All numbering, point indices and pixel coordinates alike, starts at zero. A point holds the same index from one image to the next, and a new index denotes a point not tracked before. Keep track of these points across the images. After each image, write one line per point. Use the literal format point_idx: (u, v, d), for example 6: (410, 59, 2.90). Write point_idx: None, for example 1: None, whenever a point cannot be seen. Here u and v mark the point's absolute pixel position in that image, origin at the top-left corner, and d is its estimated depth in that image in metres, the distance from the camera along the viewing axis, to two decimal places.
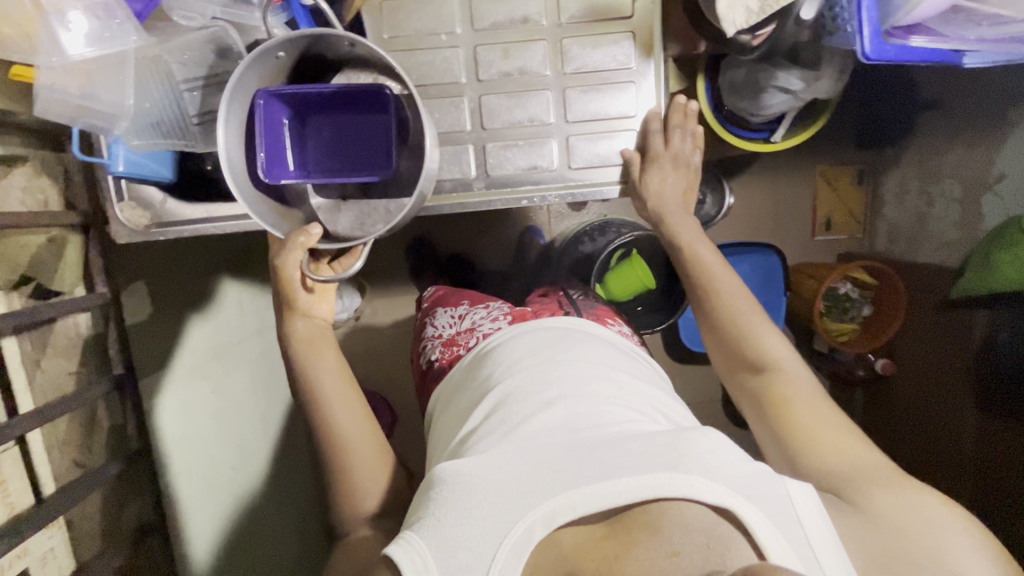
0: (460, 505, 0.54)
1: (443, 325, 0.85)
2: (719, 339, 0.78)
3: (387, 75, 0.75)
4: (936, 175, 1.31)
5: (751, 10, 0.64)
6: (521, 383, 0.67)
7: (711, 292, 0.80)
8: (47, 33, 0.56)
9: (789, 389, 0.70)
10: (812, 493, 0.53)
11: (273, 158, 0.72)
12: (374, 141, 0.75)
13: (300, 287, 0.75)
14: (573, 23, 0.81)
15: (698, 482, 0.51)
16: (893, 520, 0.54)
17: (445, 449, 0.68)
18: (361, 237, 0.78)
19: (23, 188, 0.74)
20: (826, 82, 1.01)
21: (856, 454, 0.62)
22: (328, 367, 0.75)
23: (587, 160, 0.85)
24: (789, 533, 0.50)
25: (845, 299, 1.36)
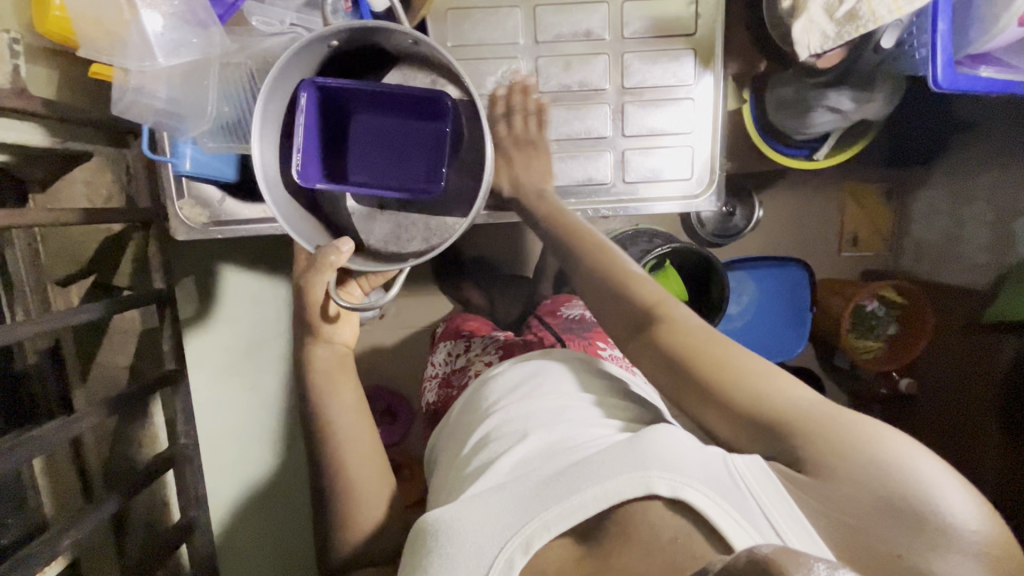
0: (441, 550, 0.52)
1: (443, 361, 0.95)
2: (605, 301, 0.67)
3: (449, 79, 0.73)
4: (970, 198, 1.31)
5: (827, 35, 0.63)
6: (504, 422, 0.67)
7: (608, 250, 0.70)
8: (139, 36, 0.59)
9: (687, 340, 0.59)
10: (760, 462, 0.51)
11: (310, 157, 0.70)
12: (421, 148, 0.73)
13: (321, 314, 0.74)
14: (636, 38, 0.81)
15: (655, 476, 0.50)
16: (842, 474, 0.48)
17: (442, 485, 0.69)
18: (394, 251, 0.76)
19: (85, 183, 0.76)
20: (875, 105, 1.00)
21: (790, 401, 0.53)
22: (343, 402, 0.75)
23: (642, 175, 0.84)
24: (748, 512, 0.48)
25: (871, 316, 1.34)
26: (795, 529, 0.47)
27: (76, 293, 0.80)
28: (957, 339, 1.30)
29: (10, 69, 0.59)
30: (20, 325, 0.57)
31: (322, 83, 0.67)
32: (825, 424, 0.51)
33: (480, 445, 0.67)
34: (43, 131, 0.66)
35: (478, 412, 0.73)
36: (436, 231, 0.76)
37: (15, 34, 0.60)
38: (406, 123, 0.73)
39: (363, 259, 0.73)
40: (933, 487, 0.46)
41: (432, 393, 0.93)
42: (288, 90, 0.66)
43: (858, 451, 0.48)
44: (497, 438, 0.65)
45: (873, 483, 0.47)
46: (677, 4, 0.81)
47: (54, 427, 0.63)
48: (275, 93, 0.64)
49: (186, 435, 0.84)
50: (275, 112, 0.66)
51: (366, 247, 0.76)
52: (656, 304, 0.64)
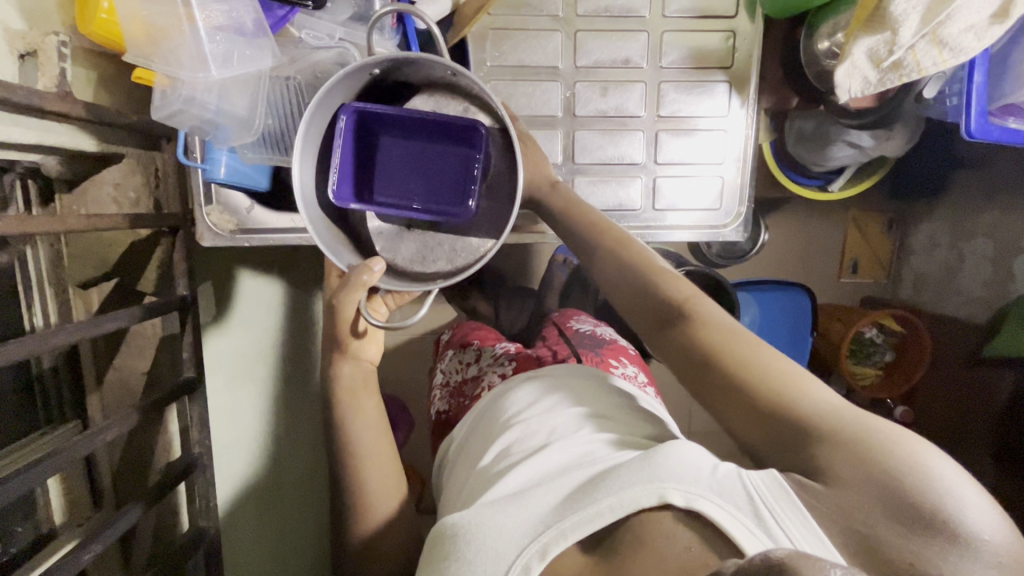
0: (461, 555, 0.53)
1: (450, 372, 0.92)
2: (630, 292, 0.66)
3: (481, 108, 0.73)
4: (970, 234, 1.29)
5: (869, 82, 0.64)
6: (522, 433, 0.67)
7: (636, 250, 0.68)
8: (194, 48, 0.58)
9: (714, 337, 0.58)
10: (774, 474, 0.48)
11: (345, 176, 0.70)
12: (449, 173, 0.73)
13: (351, 329, 0.74)
14: (673, 68, 0.82)
15: (669, 487, 0.49)
16: (859, 483, 0.45)
17: (459, 496, 0.68)
18: (421, 272, 0.75)
19: (115, 185, 0.74)
20: (895, 143, 1.02)
21: (811, 401, 0.51)
22: (367, 417, 0.75)
23: (670, 203, 0.85)
24: (765, 522, 0.45)
25: (870, 345, 1.36)
26: (807, 533, 0.44)
27: (98, 296, 0.78)
28: (953, 369, 1.32)
29: (57, 71, 0.58)
30: (51, 336, 0.57)
31: (362, 108, 0.67)
32: (839, 427, 0.48)
33: (501, 456, 0.66)
34: (80, 132, 0.65)
35: (498, 424, 0.71)
36: (461, 252, 0.75)
37: (63, 36, 0.59)
38: (435, 148, 0.73)
39: (391, 279, 0.72)
40: (955, 497, 0.42)
41: (441, 401, 0.91)
42: (328, 112, 0.66)
43: (865, 459, 0.45)
44: (518, 450, 0.65)
45: (885, 489, 0.44)
46: (716, 38, 0.82)
47: (78, 440, 0.62)
48: (317, 115, 0.64)
49: (200, 445, 0.82)
50: (315, 131, 0.66)
51: (393, 266, 0.75)
52: (685, 300, 0.62)
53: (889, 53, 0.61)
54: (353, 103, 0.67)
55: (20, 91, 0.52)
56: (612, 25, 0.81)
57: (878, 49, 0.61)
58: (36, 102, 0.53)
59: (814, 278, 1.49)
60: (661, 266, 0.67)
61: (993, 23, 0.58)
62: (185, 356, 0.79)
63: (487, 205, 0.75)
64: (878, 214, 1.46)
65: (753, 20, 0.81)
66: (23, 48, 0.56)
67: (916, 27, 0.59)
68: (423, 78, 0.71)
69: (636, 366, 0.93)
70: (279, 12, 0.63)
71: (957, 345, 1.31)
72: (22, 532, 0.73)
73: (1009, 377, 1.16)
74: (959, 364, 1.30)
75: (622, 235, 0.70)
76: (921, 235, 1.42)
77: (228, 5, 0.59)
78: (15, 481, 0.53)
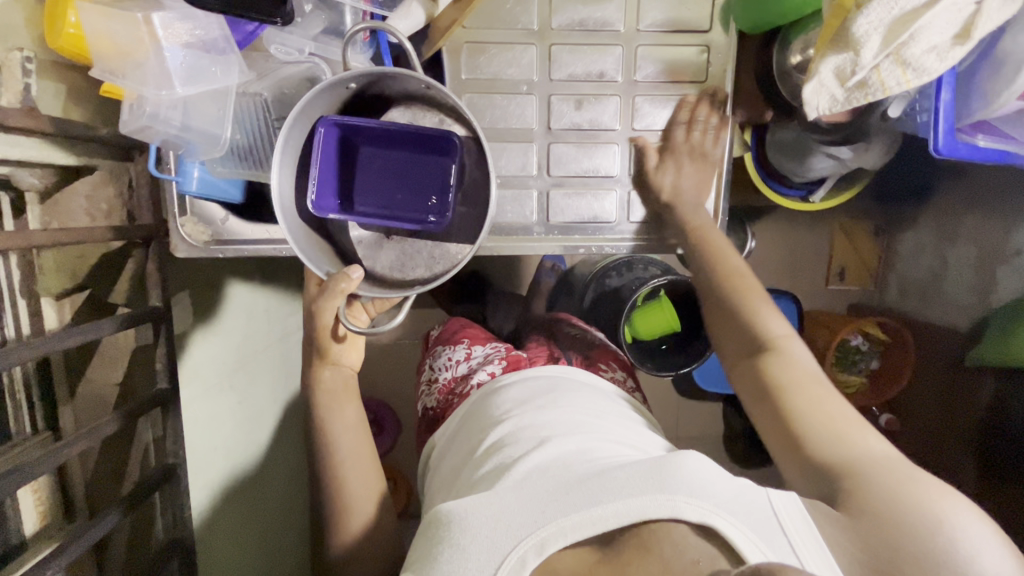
0: (456, 542, 0.54)
1: (441, 368, 0.91)
2: (727, 320, 0.75)
3: (456, 118, 0.72)
4: (953, 240, 1.28)
5: (836, 99, 0.64)
6: (519, 425, 0.67)
7: (730, 285, 0.77)
8: (157, 63, 0.59)
9: (790, 375, 0.68)
10: (796, 501, 0.55)
11: (325, 187, 0.70)
12: (427, 182, 0.72)
13: (331, 336, 0.74)
14: (648, 82, 0.83)
15: (681, 500, 0.52)
16: (880, 522, 0.54)
17: (449, 489, 0.69)
18: (400, 281, 0.74)
19: (87, 196, 0.73)
20: (875, 154, 1.02)
21: (863, 449, 0.61)
22: (347, 421, 0.75)
23: (648, 216, 0.85)
24: (770, 539, 0.51)
25: (855, 351, 1.35)
26: (818, 558, 0.51)
27: (71, 306, 0.78)
28: (937, 376, 1.32)
29: (22, 86, 0.59)
30: (17, 350, 0.57)
31: (340, 122, 0.68)
32: (887, 474, 0.58)
33: (494, 448, 0.67)
34: (49, 145, 0.65)
35: (490, 416, 0.72)
36: (439, 259, 0.75)
37: (27, 52, 0.60)
38: (413, 159, 0.73)
39: (370, 286, 0.72)
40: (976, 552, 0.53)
41: (431, 398, 0.90)
42: (305, 124, 0.67)
43: (905, 504, 0.55)
44: (512, 439, 0.66)
45: (901, 530, 0.53)
46: (691, 52, 0.82)
47: (45, 453, 0.62)
48: (293, 128, 0.64)
49: (175, 454, 0.82)
50: (294, 144, 0.67)
51: (372, 274, 0.74)
52: (772, 339, 0.72)
53: (854, 73, 0.61)
54: (330, 115, 0.68)
55: None
56: (587, 38, 0.82)
57: (844, 67, 0.62)
58: None
59: (799, 286, 1.49)
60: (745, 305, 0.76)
61: (954, 44, 0.59)
62: (158, 366, 0.79)
63: (462, 214, 0.74)
64: (865, 221, 1.46)
65: (727, 34, 0.81)
66: None
67: (878, 47, 0.59)
68: (397, 91, 0.71)
69: (625, 371, 0.93)
70: (247, 27, 0.64)
71: (941, 354, 1.31)
72: None
73: (991, 384, 1.16)
74: (942, 371, 1.30)
75: (721, 265, 0.78)
76: (907, 243, 1.41)
77: (193, 22, 0.60)
78: None
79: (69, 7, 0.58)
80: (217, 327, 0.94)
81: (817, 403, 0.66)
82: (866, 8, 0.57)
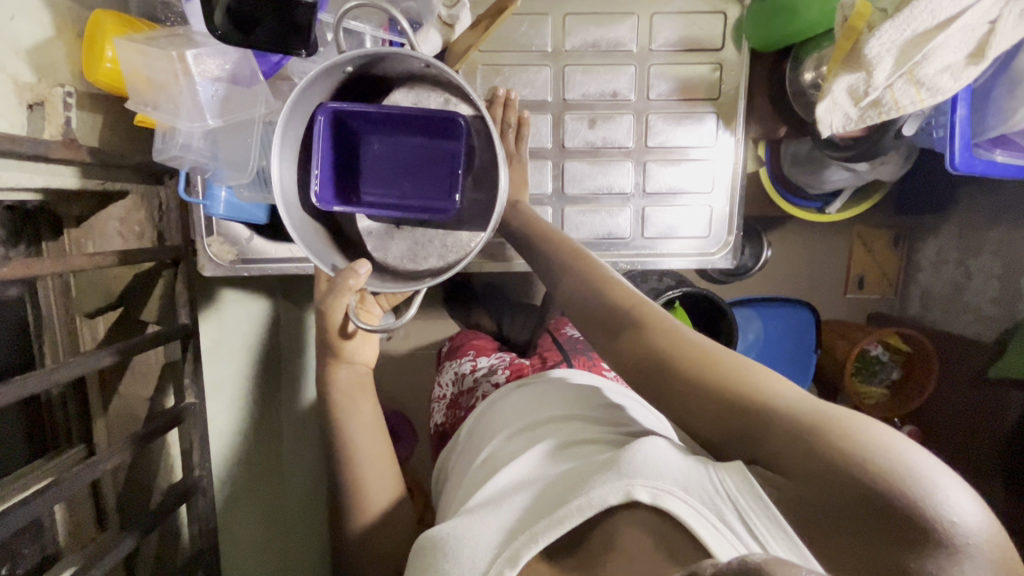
0: (441, 565, 0.54)
1: (448, 384, 0.93)
2: (589, 296, 0.64)
3: (462, 98, 0.70)
4: (977, 250, 1.26)
5: (850, 117, 0.65)
6: (507, 443, 0.67)
7: (590, 261, 0.69)
8: (191, 98, 0.62)
9: (666, 341, 0.56)
10: (741, 466, 0.45)
11: (325, 178, 0.67)
12: (433, 168, 0.70)
13: (341, 333, 0.73)
14: (661, 99, 0.84)
15: (636, 485, 0.47)
16: (812, 471, 0.41)
17: (452, 501, 0.69)
18: (412, 272, 0.72)
19: (121, 220, 0.77)
20: (890, 167, 1.01)
21: (774, 398, 0.47)
22: (364, 418, 0.76)
23: (661, 231, 0.86)
24: (731, 517, 0.43)
25: (876, 361, 1.34)
26: (780, 537, 0.41)
27: (104, 323, 0.81)
28: (962, 387, 1.29)
29: (63, 121, 0.63)
30: (54, 370, 0.59)
31: (342, 108, 0.65)
32: (801, 418, 0.44)
33: (488, 462, 0.66)
34: (86, 173, 0.68)
35: (494, 427, 0.72)
36: (452, 249, 0.72)
37: (68, 87, 0.63)
38: (417, 144, 0.70)
39: (381, 278, 0.70)
40: (924, 480, 0.37)
41: (440, 414, 0.92)
42: (304, 114, 0.64)
43: (821, 448, 0.41)
44: (500, 456, 0.66)
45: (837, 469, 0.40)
46: (703, 69, 0.83)
47: (82, 466, 0.64)
48: (296, 115, 0.61)
49: (201, 467, 0.84)
50: (293, 136, 0.63)
51: (384, 266, 0.73)
52: (633, 303, 0.61)
53: (868, 93, 0.61)
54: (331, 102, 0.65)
55: (26, 142, 0.55)
56: (600, 59, 0.83)
57: (856, 87, 0.62)
58: (41, 150, 0.57)
59: (817, 295, 1.48)
60: (613, 272, 0.67)
61: (969, 63, 0.59)
62: (186, 381, 0.82)
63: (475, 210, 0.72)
64: (883, 230, 1.44)
65: (739, 52, 0.83)
66: (31, 98, 0.59)
67: (890, 69, 0.59)
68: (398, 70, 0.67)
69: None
70: (272, 59, 0.67)
71: (965, 365, 1.28)
72: (29, 554, 0.75)
73: (1017, 398, 1.14)
74: (968, 383, 1.27)
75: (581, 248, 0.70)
76: (928, 253, 1.39)
77: (223, 57, 0.63)
78: (20, 510, 0.55)
79: (106, 43, 0.61)
80: (243, 342, 0.97)
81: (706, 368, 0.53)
82: (878, 30, 0.57)
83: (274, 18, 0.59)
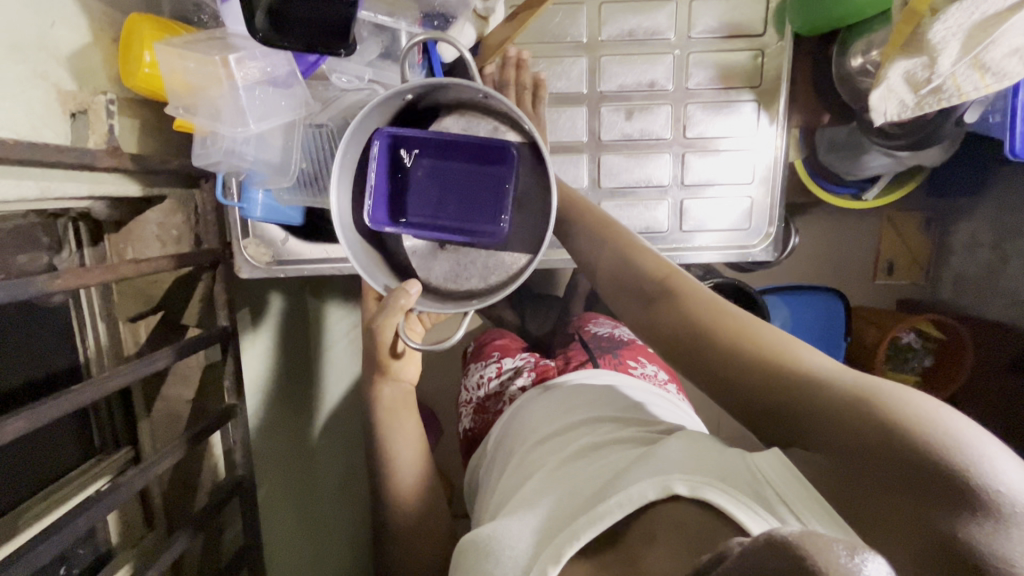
0: (484, 569, 0.52)
1: (472, 387, 0.91)
2: (616, 266, 0.65)
3: (512, 126, 0.69)
4: (1013, 233, 1.21)
5: (906, 104, 0.62)
6: (539, 444, 0.66)
7: (613, 227, 0.69)
8: (232, 102, 0.61)
9: (706, 318, 0.56)
10: (778, 454, 0.45)
11: (379, 199, 0.68)
12: (481, 194, 0.70)
13: (389, 352, 0.71)
14: (701, 89, 0.81)
15: (674, 477, 0.46)
16: (857, 445, 0.41)
17: (488, 507, 0.67)
18: (456, 293, 0.71)
19: (158, 223, 0.76)
20: (932, 152, 0.97)
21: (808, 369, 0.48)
22: (407, 435, 0.73)
23: (699, 223, 0.84)
24: (774, 509, 0.42)
25: (906, 349, 1.30)
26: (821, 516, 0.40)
27: (145, 327, 0.82)
28: (996, 374, 1.24)
29: (106, 128, 0.62)
30: (107, 380, 0.60)
31: (398, 134, 0.65)
32: (839, 391, 0.44)
33: (522, 464, 0.65)
34: (128, 179, 0.68)
35: (525, 431, 0.70)
36: (495, 270, 0.71)
37: (110, 95, 0.63)
38: (466, 170, 0.70)
39: (428, 299, 0.69)
40: (965, 448, 0.37)
41: (468, 419, 0.90)
42: (362, 138, 0.64)
43: (859, 430, 0.41)
44: (533, 457, 0.64)
45: (882, 449, 0.39)
46: (744, 56, 0.81)
47: (133, 473, 0.65)
48: (353, 140, 0.62)
49: (243, 467, 0.85)
50: (351, 159, 0.64)
51: (427, 285, 0.71)
52: (666, 274, 0.62)
53: (929, 79, 0.59)
54: (387, 128, 0.65)
55: (72, 153, 0.55)
56: (635, 48, 0.81)
57: (914, 72, 0.60)
58: (87, 160, 0.57)
59: (846, 282, 1.45)
60: (641, 241, 0.67)
61: None
62: (227, 384, 0.83)
63: (518, 222, 0.71)
64: (915, 214, 1.40)
65: (782, 38, 0.80)
66: (75, 107, 0.60)
67: (956, 54, 0.58)
68: (451, 98, 0.68)
69: (657, 364, 0.89)
70: (310, 58, 0.65)
71: (1000, 351, 1.23)
72: (84, 553, 0.77)
73: None
74: (1002, 370, 1.22)
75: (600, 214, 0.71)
76: (960, 236, 1.35)
77: (264, 60, 0.62)
78: (81, 519, 0.56)
79: (146, 47, 0.61)
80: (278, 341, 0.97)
81: (744, 341, 0.53)
82: (942, 14, 0.56)
83: (316, 18, 0.58)
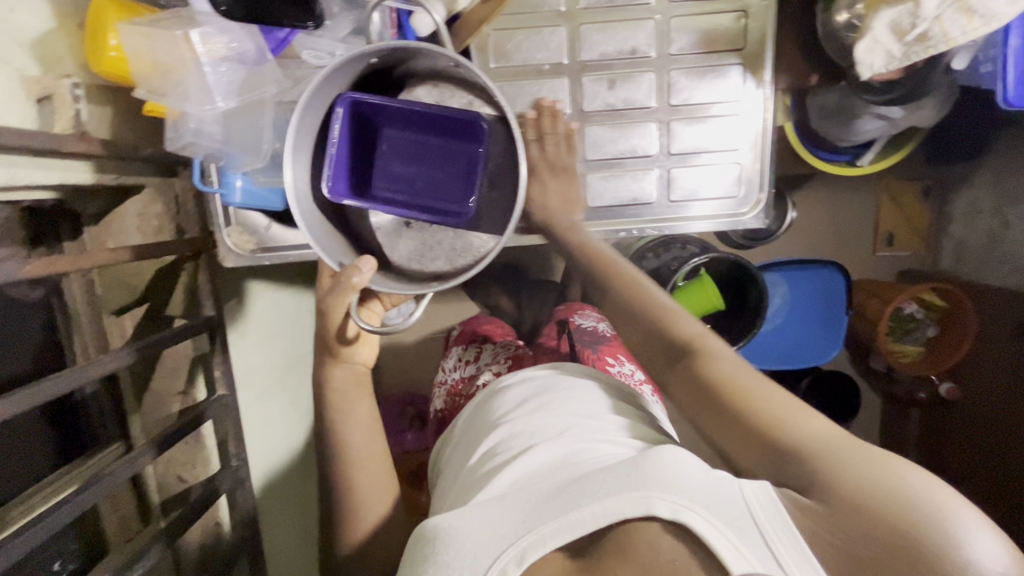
0: (438, 558, 0.49)
1: (451, 370, 0.90)
2: (626, 320, 0.63)
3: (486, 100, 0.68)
4: (1015, 197, 1.18)
5: (892, 55, 0.60)
6: (508, 432, 0.62)
7: (610, 268, 0.68)
8: (198, 79, 0.61)
9: (725, 372, 0.54)
10: (767, 489, 0.46)
11: (340, 171, 0.65)
12: (452, 168, 0.68)
13: (339, 335, 0.69)
14: (684, 54, 0.80)
15: (657, 498, 0.45)
16: (859, 504, 0.42)
17: (448, 496, 0.64)
18: (420, 272, 0.70)
19: (137, 215, 0.76)
20: (927, 112, 0.94)
21: (813, 433, 0.48)
22: (357, 422, 0.71)
23: (688, 193, 0.82)
24: (748, 538, 0.43)
25: (910, 320, 1.27)
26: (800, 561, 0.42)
27: (131, 319, 0.81)
28: (1004, 340, 1.18)
29: (72, 113, 0.61)
30: (86, 367, 0.59)
31: (363, 100, 0.63)
32: (848, 455, 0.45)
33: (488, 455, 0.62)
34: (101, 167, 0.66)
35: (489, 423, 0.66)
36: (461, 253, 0.70)
37: (74, 79, 0.61)
38: (437, 142, 0.69)
39: (387, 278, 0.67)
40: (959, 527, 0.39)
41: (440, 400, 0.89)
42: (324, 104, 0.63)
43: (864, 492, 0.42)
44: (502, 448, 0.61)
45: (884, 514, 0.41)
46: (726, 18, 0.79)
47: (121, 462, 0.65)
48: (313, 104, 0.60)
49: (237, 457, 0.85)
50: (310, 128, 0.62)
51: (390, 264, 0.70)
52: (687, 331, 0.59)
53: (914, 26, 0.58)
54: (351, 94, 0.63)
55: (39, 136, 0.54)
56: (615, 15, 0.79)
57: (900, 21, 0.59)
58: (55, 144, 0.56)
59: (845, 255, 1.42)
60: (648, 289, 0.65)
61: None
62: (218, 375, 0.82)
63: (495, 197, 0.70)
64: (914, 183, 1.37)
65: None
66: (40, 92, 0.58)
67: None
68: (426, 66, 0.66)
69: (636, 365, 0.87)
70: (278, 34, 0.65)
71: (1005, 318, 1.18)
72: (76, 546, 0.77)
73: None
74: (1011, 334, 1.16)
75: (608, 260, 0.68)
76: (960, 203, 1.32)
77: (228, 35, 0.61)
78: (64, 507, 0.56)
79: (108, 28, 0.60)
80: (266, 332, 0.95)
81: (765, 398, 0.52)
82: None
83: None
